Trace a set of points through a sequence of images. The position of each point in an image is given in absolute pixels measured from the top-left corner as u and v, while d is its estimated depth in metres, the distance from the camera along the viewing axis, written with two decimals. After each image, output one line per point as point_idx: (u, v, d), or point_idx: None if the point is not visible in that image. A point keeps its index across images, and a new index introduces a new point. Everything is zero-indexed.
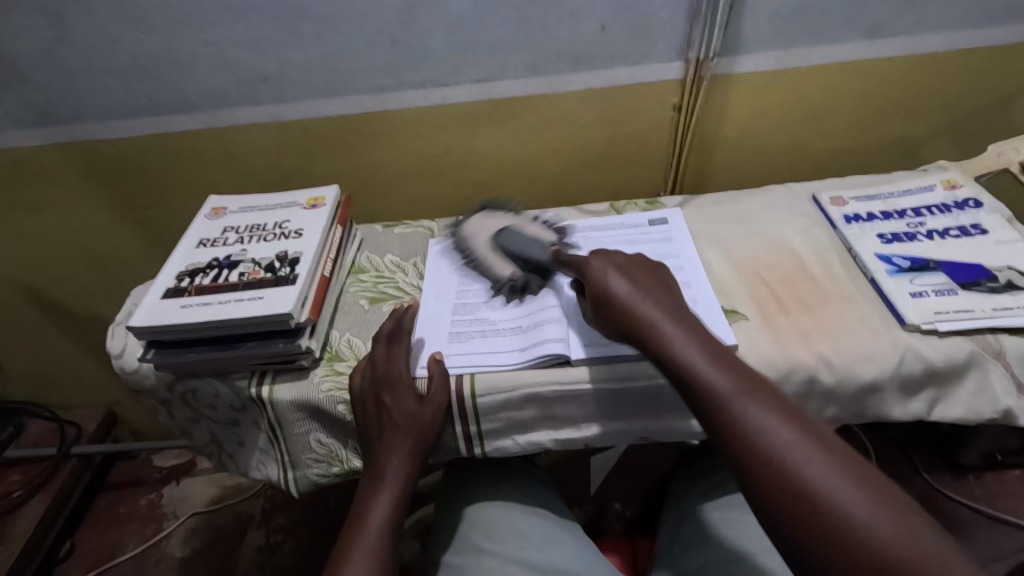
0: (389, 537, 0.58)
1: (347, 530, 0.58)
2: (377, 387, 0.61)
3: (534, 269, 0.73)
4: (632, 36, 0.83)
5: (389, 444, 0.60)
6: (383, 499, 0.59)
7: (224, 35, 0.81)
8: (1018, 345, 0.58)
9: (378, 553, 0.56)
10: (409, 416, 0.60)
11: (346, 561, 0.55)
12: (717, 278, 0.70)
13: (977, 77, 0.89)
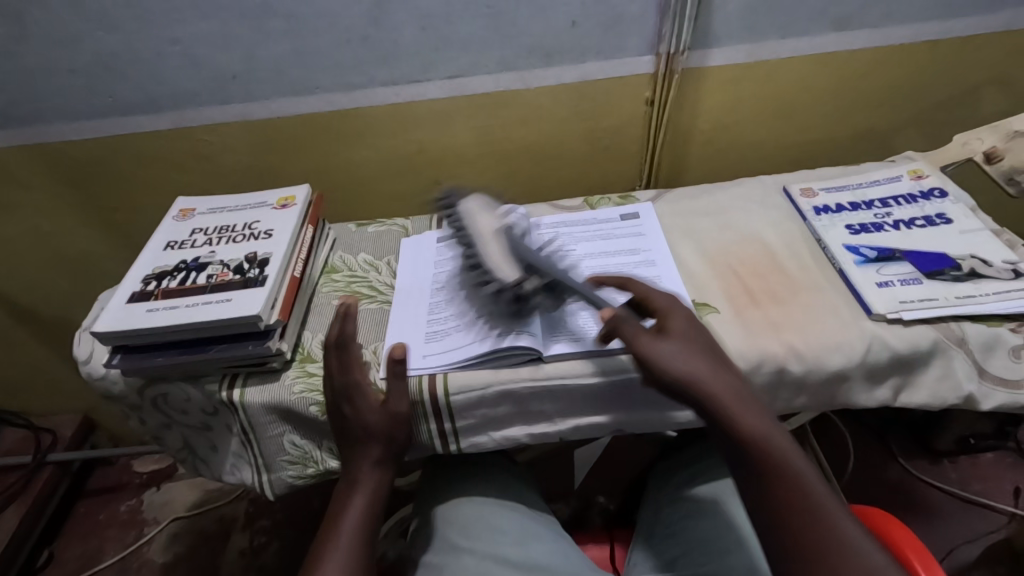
0: (365, 536, 0.57)
1: (322, 530, 0.58)
2: (345, 386, 0.61)
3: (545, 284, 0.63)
4: (603, 30, 0.83)
5: (363, 444, 0.60)
6: (356, 498, 0.59)
7: (189, 33, 0.80)
8: (980, 332, 0.59)
9: (355, 549, 0.55)
10: (380, 418, 0.60)
11: (324, 557, 0.54)
12: (689, 271, 0.71)
13: (944, 67, 0.91)
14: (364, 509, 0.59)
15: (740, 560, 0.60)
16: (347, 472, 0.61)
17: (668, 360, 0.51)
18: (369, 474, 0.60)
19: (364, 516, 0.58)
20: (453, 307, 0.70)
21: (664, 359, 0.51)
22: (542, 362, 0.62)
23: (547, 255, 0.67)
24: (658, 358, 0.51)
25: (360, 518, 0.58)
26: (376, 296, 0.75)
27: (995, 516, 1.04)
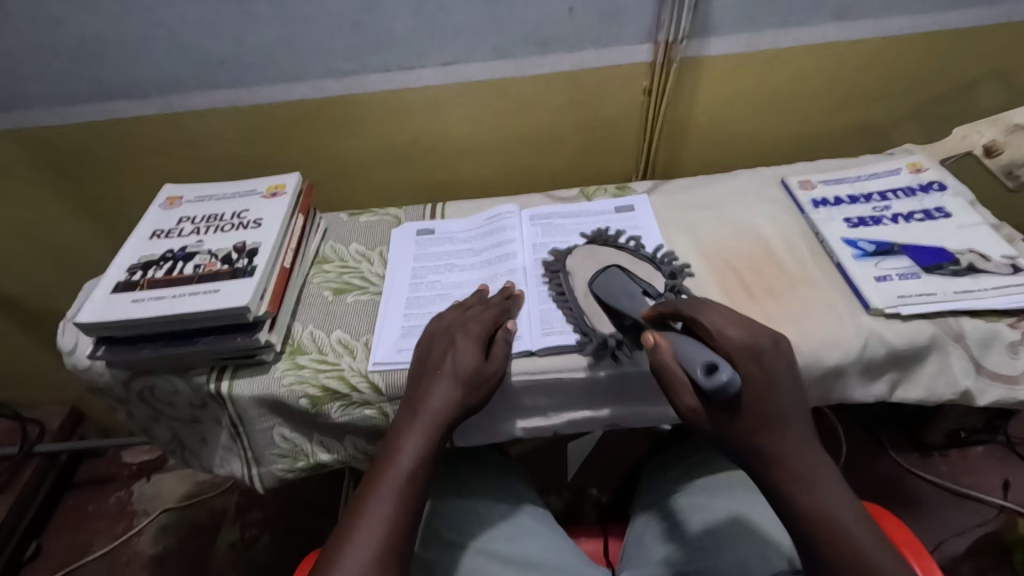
0: (420, 480, 0.53)
1: (376, 463, 0.54)
2: (446, 329, 0.61)
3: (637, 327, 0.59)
4: (600, 18, 0.81)
5: (440, 378, 0.56)
6: (414, 438, 0.54)
7: (175, 16, 0.77)
8: (978, 327, 0.59)
9: (404, 495, 0.51)
10: (467, 367, 0.57)
11: (371, 496, 0.51)
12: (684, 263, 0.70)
13: (944, 60, 0.90)
14: (420, 453, 0.53)
15: (734, 555, 0.60)
16: (414, 404, 0.56)
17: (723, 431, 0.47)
18: (439, 414, 0.55)
19: (419, 460, 0.53)
20: (440, 302, 0.70)
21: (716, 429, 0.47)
22: (535, 355, 0.62)
23: (615, 291, 0.61)
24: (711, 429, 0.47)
25: (416, 462, 0.53)
26: (368, 287, 0.73)
27: (984, 510, 1.05)
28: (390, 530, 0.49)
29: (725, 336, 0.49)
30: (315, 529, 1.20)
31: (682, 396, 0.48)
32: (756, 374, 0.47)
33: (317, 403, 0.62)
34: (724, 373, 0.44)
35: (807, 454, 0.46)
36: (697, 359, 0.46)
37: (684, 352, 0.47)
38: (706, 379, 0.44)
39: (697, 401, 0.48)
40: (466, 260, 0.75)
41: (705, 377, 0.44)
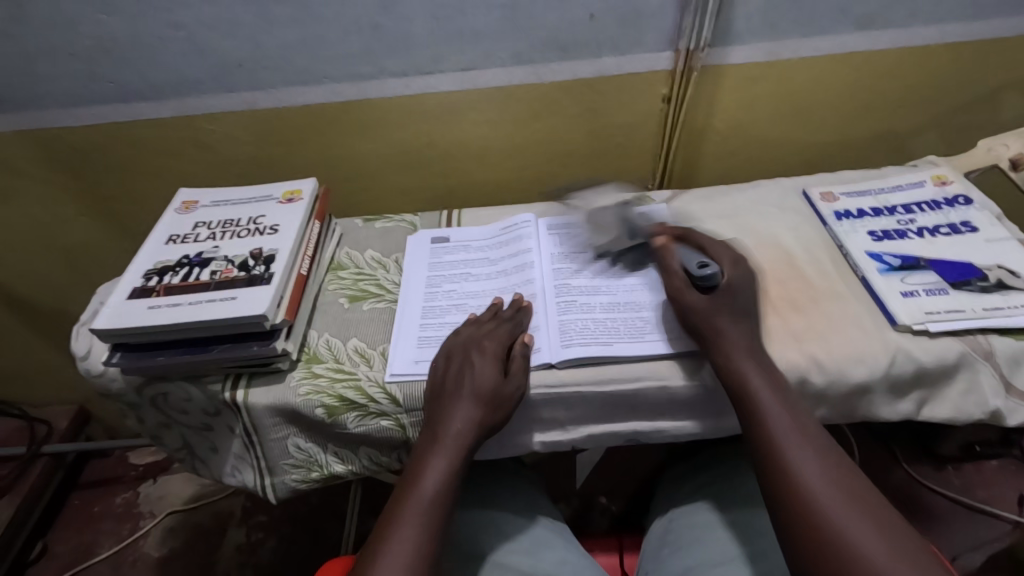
0: (444, 506, 0.52)
1: (398, 489, 0.54)
2: (461, 348, 0.60)
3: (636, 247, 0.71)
4: (621, 25, 0.80)
5: (460, 399, 0.56)
6: (436, 464, 0.54)
7: (193, 17, 0.77)
8: (1008, 345, 0.57)
9: (431, 519, 0.51)
10: (485, 390, 0.56)
11: (397, 521, 0.50)
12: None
13: (968, 70, 0.88)
14: (443, 477, 0.53)
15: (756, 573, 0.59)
16: (434, 427, 0.56)
17: (694, 305, 0.58)
18: (460, 438, 0.55)
19: (443, 485, 0.53)
20: (456, 312, 0.69)
21: (688, 309, 0.58)
22: (554, 368, 0.61)
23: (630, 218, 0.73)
24: (687, 312, 0.58)
25: (440, 485, 0.53)
26: (384, 295, 0.73)
27: (999, 524, 1.03)
28: (417, 555, 0.48)
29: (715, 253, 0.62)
30: (322, 535, 1.19)
31: (675, 287, 0.61)
32: (736, 279, 0.59)
33: (333, 413, 0.61)
34: (710, 269, 0.59)
35: (758, 364, 0.54)
36: (692, 258, 0.61)
37: (677, 255, 0.62)
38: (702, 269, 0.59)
39: (694, 294, 0.58)
40: (480, 269, 0.74)
41: (698, 270, 0.59)
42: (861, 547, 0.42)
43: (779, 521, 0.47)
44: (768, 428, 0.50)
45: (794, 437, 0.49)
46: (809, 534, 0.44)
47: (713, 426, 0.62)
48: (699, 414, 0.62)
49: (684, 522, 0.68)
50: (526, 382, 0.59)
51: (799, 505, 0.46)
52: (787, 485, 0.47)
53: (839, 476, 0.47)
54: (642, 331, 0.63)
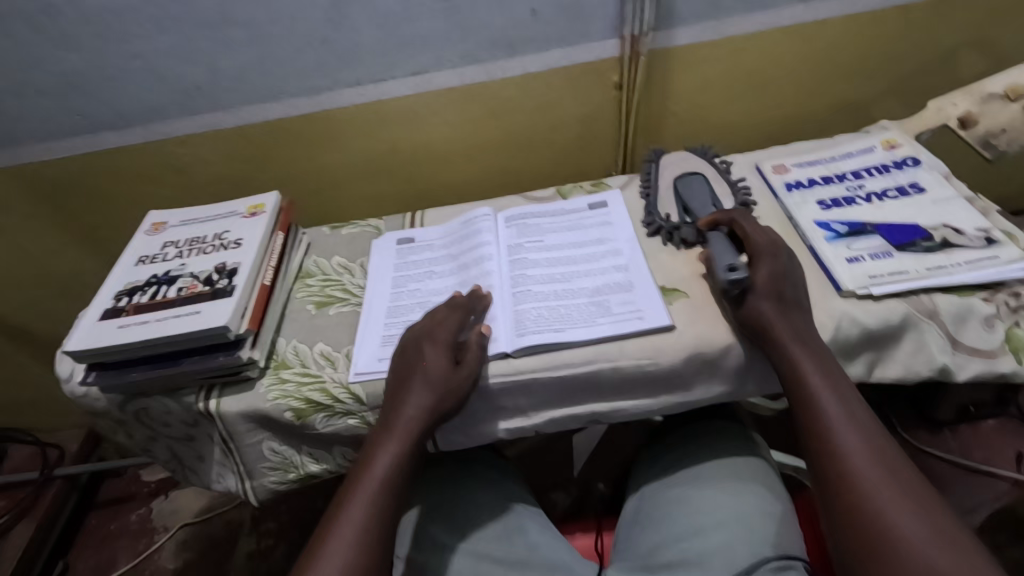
0: (395, 486, 0.54)
1: (353, 471, 0.56)
2: (416, 340, 0.62)
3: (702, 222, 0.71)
4: (563, 17, 0.81)
5: (414, 385, 0.58)
6: (388, 447, 0.56)
7: (149, 46, 0.79)
8: (950, 303, 0.58)
9: (385, 495, 0.53)
10: (438, 378, 0.58)
11: (350, 498, 0.53)
12: (655, 192, 0.77)
13: (918, 31, 0.88)
14: (397, 459, 0.55)
15: (720, 541, 0.60)
16: (390, 415, 0.58)
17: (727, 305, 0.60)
18: (412, 423, 0.56)
19: (394, 466, 0.55)
20: (419, 310, 0.71)
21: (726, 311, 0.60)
22: (509, 358, 0.63)
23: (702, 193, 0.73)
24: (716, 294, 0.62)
25: (394, 464, 0.55)
26: (349, 299, 0.75)
27: (1000, 483, 0.95)
28: (366, 530, 0.50)
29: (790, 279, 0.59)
30: None
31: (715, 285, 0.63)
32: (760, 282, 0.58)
33: (302, 415, 0.63)
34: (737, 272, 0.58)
35: (839, 397, 0.51)
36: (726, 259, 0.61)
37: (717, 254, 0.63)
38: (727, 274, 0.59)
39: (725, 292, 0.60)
40: (442, 266, 0.76)
41: (727, 272, 0.59)
42: (914, 543, 0.42)
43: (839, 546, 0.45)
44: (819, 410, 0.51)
45: (869, 463, 0.47)
46: (861, 553, 0.44)
47: (670, 402, 0.63)
48: (654, 391, 0.63)
49: (655, 499, 0.70)
50: (473, 372, 0.60)
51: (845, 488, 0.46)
52: (844, 489, 0.46)
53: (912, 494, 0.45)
54: (593, 316, 0.65)
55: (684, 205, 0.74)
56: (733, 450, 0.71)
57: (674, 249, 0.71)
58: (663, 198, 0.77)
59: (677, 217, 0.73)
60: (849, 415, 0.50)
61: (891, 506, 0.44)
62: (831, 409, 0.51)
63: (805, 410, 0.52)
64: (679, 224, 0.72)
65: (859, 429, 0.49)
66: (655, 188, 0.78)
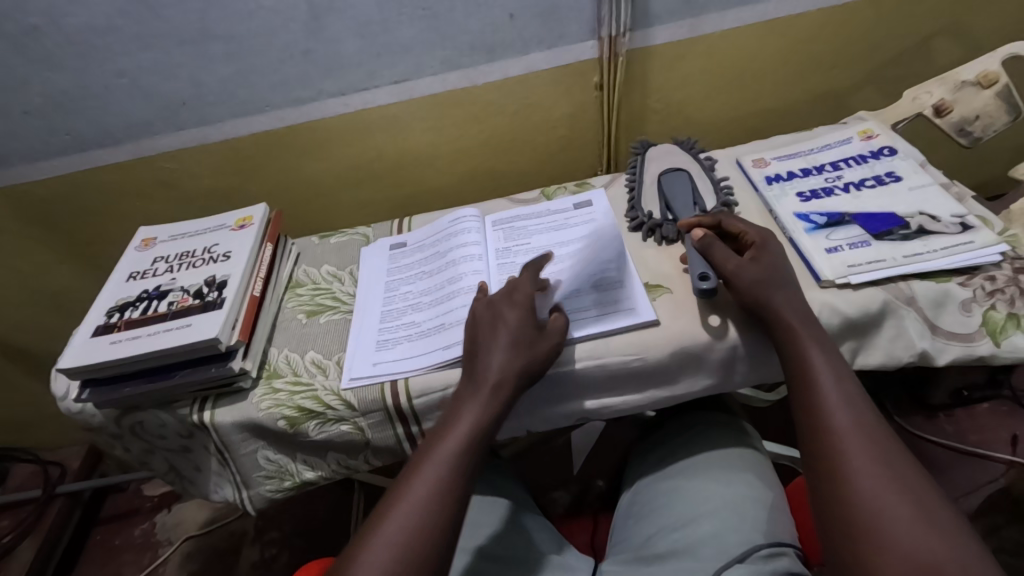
0: (476, 449, 0.52)
1: (434, 430, 0.54)
2: (486, 306, 0.61)
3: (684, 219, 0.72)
4: (541, 21, 0.82)
5: (503, 342, 0.57)
6: (475, 405, 0.54)
7: (133, 64, 0.80)
8: (927, 289, 0.59)
9: (462, 456, 0.52)
10: (518, 347, 0.57)
11: (430, 456, 0.51)
12: (639, 185, 0.78)
13: (893, 21, 0.89)
14: (478, 419, 0.54)
15: (711, 532, 0.60)
16: (474, 372, 0.57)
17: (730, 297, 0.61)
18: (499, 381, 0.55)
19: (478, 427, 0.53)
20: (412, 312, 0.72)
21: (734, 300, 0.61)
22: None
23: (685, 192, 0.74)
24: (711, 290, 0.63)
25: (477, 421, 0.54)
26: (340, 306, 0.76)
27: (993, 467, 0.95)
28: (441, 487, 0.49)
29: (789, 283, 0.59)
30: (332, 545, 1.22)
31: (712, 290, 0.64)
32: (732, 279, 0.59)
33: (294, 423, 0.64)
34: (705, 284, 0.60)
35: (840, 381, 0.51)
36: (697, 268, 0.63)
37: (695, 259, 0.64)
38: (701, 283, 0.61)
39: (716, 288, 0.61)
40: (433, 265, 0.77)
41: (698, 284, 0.61)
42: (903, 525, 0.42)
43: (823, 517, 0.46)
44: (818, 390, 0.51)
45: (861, 440, 0.47)
46: (847, 530, 0.44)
47: (658, 397, 0.64)
48: (640, 385, 0.64)
49: (647, 493, 0.71)
50: (551, 339, 0.59)
51: (833, 465, 0.47)
52: (835, 466, 0.47)
53: (900, 472, 0.45)
54: (583, 308, 0.66)
55: (666, 201, 0.75)
56: (720, 442, 0.71)
57: (655, 245, 0.72)
58: (647, 192, 0.77)
59: (659, 215, 0.74)
60: (847, 397, 0.50)
61: (881, 489, 0.44)
62: (829, 389, 0.51)
63: (805, 391, 0.52)
64: (662, 221, 0.73)
65: (857, 409, 0.49)
66: (640, 184, 0.78)
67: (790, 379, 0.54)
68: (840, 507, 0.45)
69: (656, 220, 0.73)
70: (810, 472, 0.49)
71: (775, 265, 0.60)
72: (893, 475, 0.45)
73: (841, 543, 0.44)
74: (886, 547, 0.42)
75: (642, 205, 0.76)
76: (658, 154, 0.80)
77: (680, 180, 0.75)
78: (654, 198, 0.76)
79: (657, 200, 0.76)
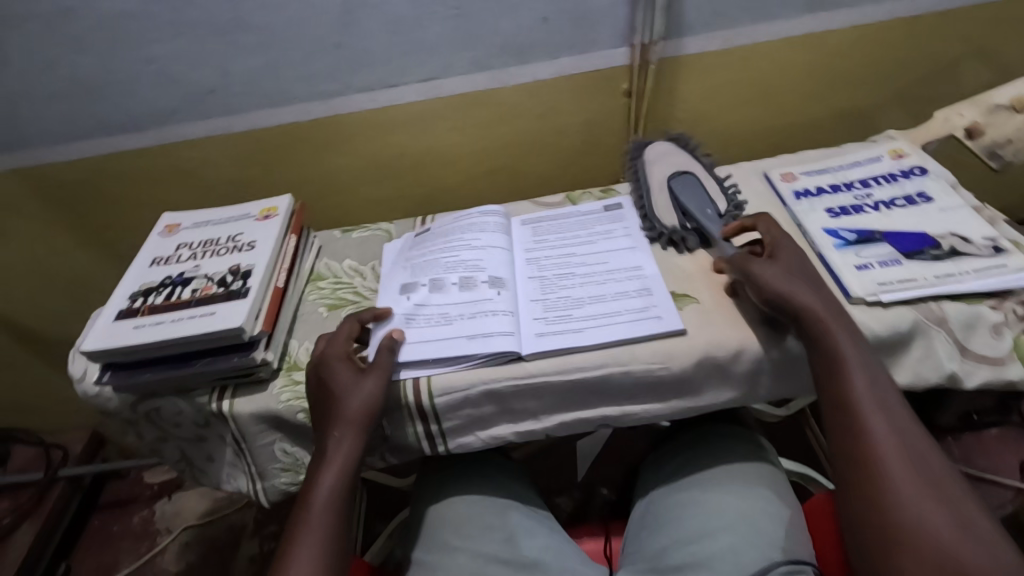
0: (340, 508, 0.57)
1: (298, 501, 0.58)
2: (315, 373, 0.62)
3: (700, 230, 0.73)
4: (574, 25, 0.83)
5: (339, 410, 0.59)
6: (328, 473, 0.57)
7: (165, 51, 0.80)
8: (959, 310, 0.59)
9: (332, 518, 0.56)
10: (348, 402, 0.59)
11: (302, 527, 0.55)
12: (647, 192, 0.77)
13: (923, 42, 0.90)
14: (335, 483, 0.57)
15: (729, 547, 0.60)
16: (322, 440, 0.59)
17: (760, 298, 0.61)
18: (342, 446, 0.58)
19: (339, 488, 0.57)
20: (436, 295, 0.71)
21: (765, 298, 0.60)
22: (523, 361, 0.63)
23: (699, 201, 0.74)
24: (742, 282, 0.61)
25: (336, 480, 0.57)
26: (362, 301, 0.76)
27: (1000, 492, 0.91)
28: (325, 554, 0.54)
29: (796, 290, 0.56)
30: None
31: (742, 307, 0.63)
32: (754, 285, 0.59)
33: None
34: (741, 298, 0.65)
35: (871, 380, 0.51)
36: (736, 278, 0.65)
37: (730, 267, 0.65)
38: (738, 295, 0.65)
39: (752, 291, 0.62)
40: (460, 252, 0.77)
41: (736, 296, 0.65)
42: (935, 528, 0.43)
43: (856, 523, 0.46)
44: (850, 390, 0.51)
45: (895, 443, 0.47)
46: (882, 536, 0.44)
47: (680, 407, 0.64)
48: (664, 395, 0.63)
49: (663, 503, 0.70)
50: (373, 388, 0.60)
51: (868, 469, 0.47)
52: (871, 471, 0.46)
53: (934, 476, 0.45)
54: (612, 315, 0.66)
55: (681, 210, 0.74)
56: (735, 455, 0.71)
57: (682, 253, 0.72)
58: (658, 200, 0.76)
59: (678, 225, 0.74)
60: (880, 397, 0.50)
61: (919, 496, 0.44)
62: (862, 389, 0.50)
63: (837, 390, 0.51)
64: (683, 232, 0.73)
65: (887, 411, 0.49)
66: (649, 188, 0.77)
67: (821, 377, 0.53)
68: (877, 514, 0.45)
69: (677, 231, 0.73)
70: (839, 469, 0.49)
71: (780, 276, 0.58)
72: (927, 481, 0.45)
73: (875, 548, 0.44)
74: (927, 557, 0.42)
75: (658, 214, 0.75)
76: (657, 153, 0.80)
77: (689, 187, 0.75)
78: (665, 206, 0.76)
79: (668, 208, 0.75)
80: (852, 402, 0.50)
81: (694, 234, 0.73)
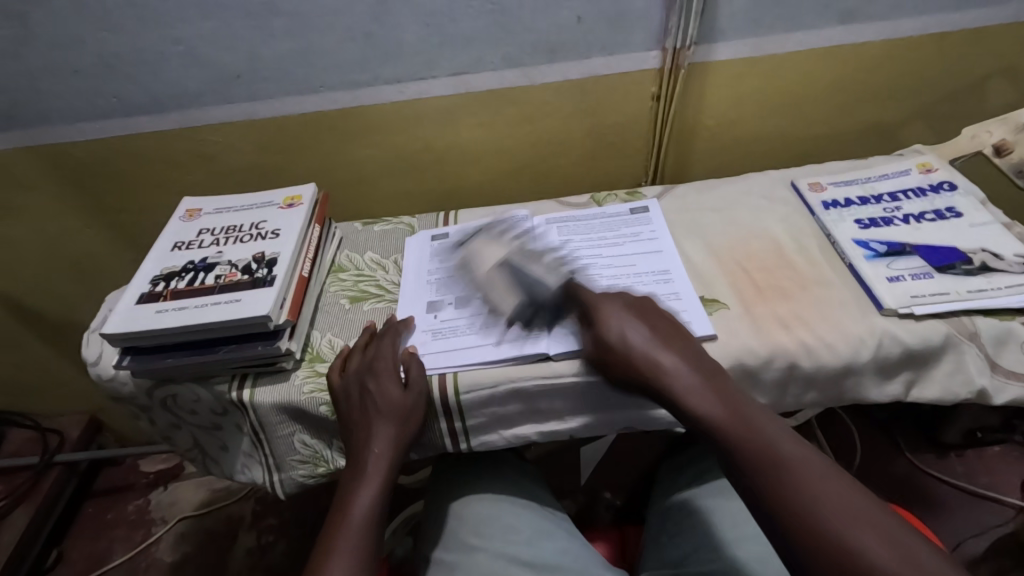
0: (374, 527, 0.56)
1: (329, 518, 0.57)
2: (357, 377, 0.61)
3: (547, 307, 0.66)
4: (608, 26, 0.82)
5: (381, 427, 0.58)
6: (364, 492, 0.57)
7: (193, 32, 0.79)
8: (992, 326, 0.59)
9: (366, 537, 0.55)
10: (391, 419, 0.59)
11: (335, 546, 0.54)
12: (476, 283, 0.73)
13: (951, 59, 0.90)
14: (372, 502, 0.57)
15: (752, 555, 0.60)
16: (358, 456, 0.59)
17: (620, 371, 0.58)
18: (380, 463, 0.58)
19: (375, 506, 0.57)
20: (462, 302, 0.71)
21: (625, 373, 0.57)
22: (551, 361, 0.62)
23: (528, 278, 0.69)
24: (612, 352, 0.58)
25: (374, 498, 0.57)
26: (384, 295, 0.75)
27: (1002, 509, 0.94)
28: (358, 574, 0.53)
29: (655, 352, 0.56)
30: None
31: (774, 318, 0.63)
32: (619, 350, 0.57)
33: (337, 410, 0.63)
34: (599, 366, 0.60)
35: (759, 429, 0.49)
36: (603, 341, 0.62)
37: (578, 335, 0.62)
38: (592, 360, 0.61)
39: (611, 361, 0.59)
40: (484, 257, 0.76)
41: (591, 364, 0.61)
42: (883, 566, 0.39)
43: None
44: (743, 444, 0.48)
45: (819, 484, 0.44)
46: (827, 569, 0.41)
47: None
48: None
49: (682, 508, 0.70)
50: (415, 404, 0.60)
51: (800, 518, 0.43)
52: (802, 521, 0.43)
53: (870, 513, 0.42)
54: None
55: (518, 292, 0.69)
56: None
57: (710, 258, 0.72)
58: (494, 289, 0.71)
59: (522, 308, 0.67)
60: (769, 444, 0.48)
61: (855, 524, 0.42)
62: (758, 437, 0.48)
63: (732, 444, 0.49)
64: (530, 313, 0.66)
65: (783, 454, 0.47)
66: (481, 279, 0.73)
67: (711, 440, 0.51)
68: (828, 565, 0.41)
69: (522, 314, 0.66)
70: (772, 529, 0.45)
71: (642, 337, 0.57)
72: (860, 517, 0.42)
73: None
74: None
75: (497, 301, 0.69)
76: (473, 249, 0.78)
77: (513, 273, 0.71)
78: (503, 292, 0.70)
79: (506, 295, 0.69)
80: (750, 457, 0.47)
81: (543, 314, 0.66)
